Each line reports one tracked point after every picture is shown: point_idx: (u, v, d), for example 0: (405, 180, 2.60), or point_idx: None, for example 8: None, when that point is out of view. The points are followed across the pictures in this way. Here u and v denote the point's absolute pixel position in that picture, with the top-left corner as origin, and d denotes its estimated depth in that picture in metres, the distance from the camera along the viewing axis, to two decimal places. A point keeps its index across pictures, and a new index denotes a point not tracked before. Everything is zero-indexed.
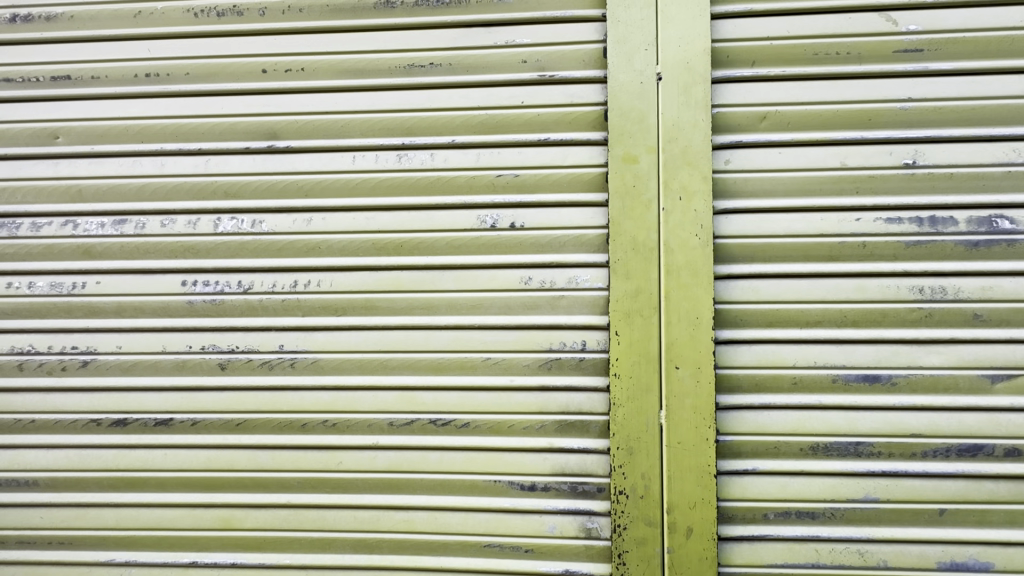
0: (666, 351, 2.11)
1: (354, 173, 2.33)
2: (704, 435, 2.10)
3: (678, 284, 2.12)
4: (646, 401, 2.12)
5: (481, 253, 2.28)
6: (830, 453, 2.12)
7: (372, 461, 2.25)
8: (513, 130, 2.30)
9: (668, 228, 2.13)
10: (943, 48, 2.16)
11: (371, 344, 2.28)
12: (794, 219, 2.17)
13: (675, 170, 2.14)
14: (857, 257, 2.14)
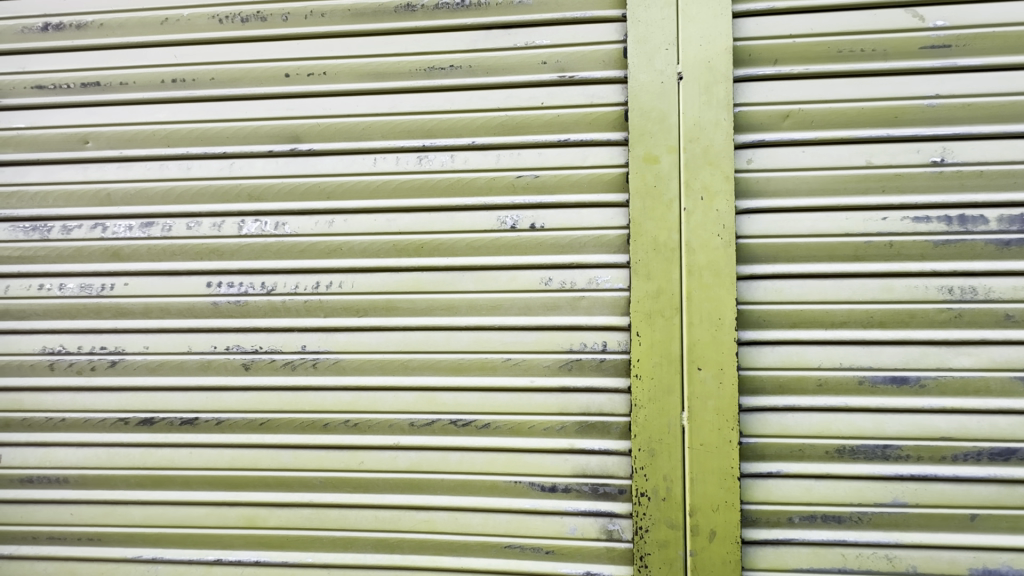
0: (643, 360, 1.33)
1: (32, 128, 1.52)
2: (732, 485, 1.30)
3: (707, 250, 1.31)
4: (666, 432, 1.32)
5: (227, 204, 1.46)
6: (829, 518, 1.30)
7: (64, 524, 1.49)
8: (263, 82, 1.47)
9: (636, 168, 1.34)
10: (971, 45, 1.32)
11: (57, 362, 1.50)
12: (786, 153, 1.35)
13: (641, 78, 1.34)
14: (826, 250, 1.33)
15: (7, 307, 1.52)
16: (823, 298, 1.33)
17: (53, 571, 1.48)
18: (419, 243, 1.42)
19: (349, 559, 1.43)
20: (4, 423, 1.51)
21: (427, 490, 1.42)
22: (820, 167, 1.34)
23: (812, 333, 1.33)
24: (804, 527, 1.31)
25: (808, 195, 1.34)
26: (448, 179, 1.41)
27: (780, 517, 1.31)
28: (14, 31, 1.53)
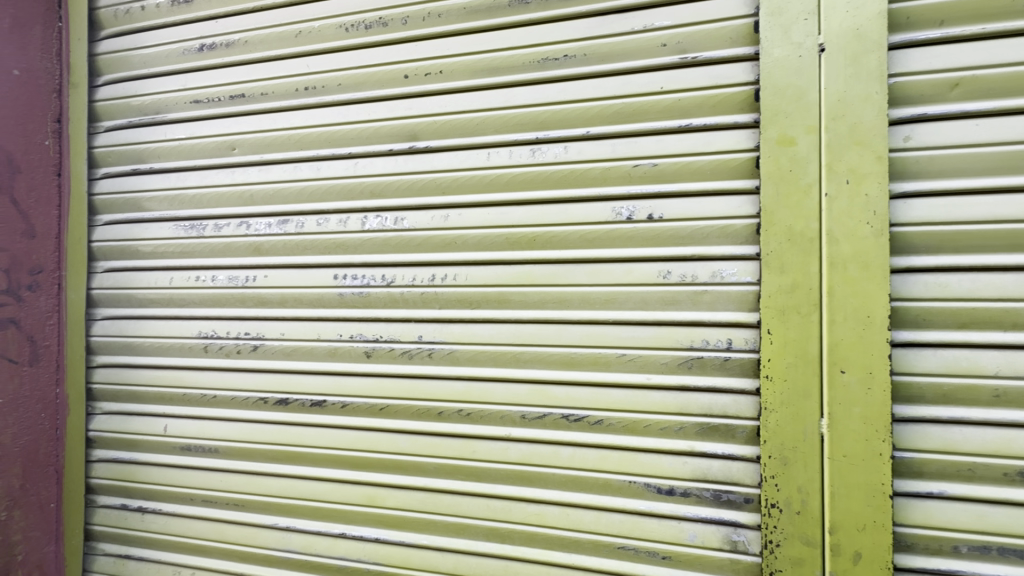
0: (779, 361, 1.23)
1: (190, 138, 1.72)
2: (882, 503, 1.16)
3: (852, 243, 1.18)
4: (799, 439, 1.21)
5: (352, 200, 1.56)
6: (1004, 551, 1.12)
7: (214, 489, 1.67)
8: (385, 84, 1.54)
9: (772, 155, 1.23)
10: None
11: (209, 345, 1.68)
12: (956, 127, 1.17)
13: (782, 54, 1.23)
14: (1005, 238, 1.14)
15: (170, 296, 1.73)
16: (1001, 295, 1.14)
17: (206, 531, 1.67)
18: (532, 236, 1.41)
19: (462, 544, 1.47)
20: (169, 397, 1.73)
21: (538, 483, 1.42)
22: (999, 142, 1.14)
23: (986, 335, 1.15)
24: (974, 559, 1.14)
25: (982, 174, 1.16)
26: (561, 171, 1.39)
27: (942, 544, 1.15)
28: (176, 53, 1.74)
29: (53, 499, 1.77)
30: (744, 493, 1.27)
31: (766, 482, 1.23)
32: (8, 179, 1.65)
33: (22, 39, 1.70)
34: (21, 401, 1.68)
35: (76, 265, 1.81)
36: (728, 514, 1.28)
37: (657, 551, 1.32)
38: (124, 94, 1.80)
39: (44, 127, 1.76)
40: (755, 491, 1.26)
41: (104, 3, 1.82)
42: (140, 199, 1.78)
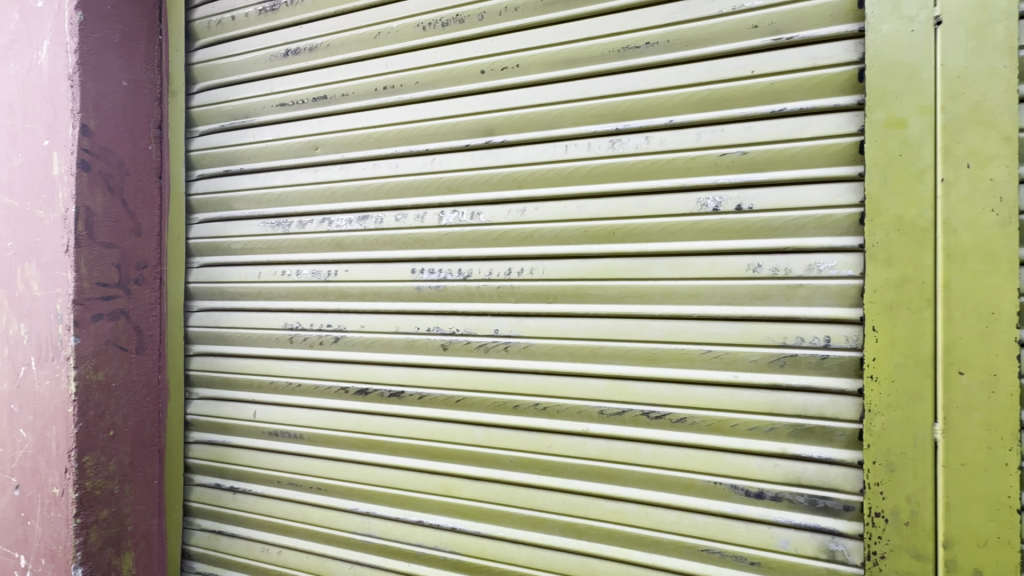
0: (886, 360, 1.14)
1: (276, 139, 1.81)
2: (1008, 519, 1.04)
3: (974, 232, 1.07)
4: (910, 444, 1.12)
5: (429, 196, 1.59)
6: None
7: (299, 473, 1.76)
8: (462, 80, 1.55)
9: (878, 139, 1.14)
10: None
11: (295, 335, 1.77)
12: None
13: (890, 30, 1.13)
14: None
15: (258, 289, 1.84)
16: None
17: (292, 512, 1.77)
18: (611, 229, 1.39)
19: (538, 538, 1.47)
20: (258, 384, 1.83)
21: (616, 480, 1.39)
22: None
23: None
24: None
25: None
26: (642, 162, 1.35)
27: None
28: (263, 59, 1.83)
29: (156, 476, 1.93)
30: (843, 499, 1.19)
31: (870, 488, 1.15)
32: (120, 182, 1.81)
33: (130, 53, 1.85)
34: (130, 384, 1.84)
35: (175, 261, 1.97)
36: (825, 521, 1.20)
37: (746, 556, 1.27)
38: (216, 100, 1.92)
39: (148, 133, 1.91)
40: (857, 499, 1.18)
41: (198, 15, 1.94)
42: (231, 199, 1.89)
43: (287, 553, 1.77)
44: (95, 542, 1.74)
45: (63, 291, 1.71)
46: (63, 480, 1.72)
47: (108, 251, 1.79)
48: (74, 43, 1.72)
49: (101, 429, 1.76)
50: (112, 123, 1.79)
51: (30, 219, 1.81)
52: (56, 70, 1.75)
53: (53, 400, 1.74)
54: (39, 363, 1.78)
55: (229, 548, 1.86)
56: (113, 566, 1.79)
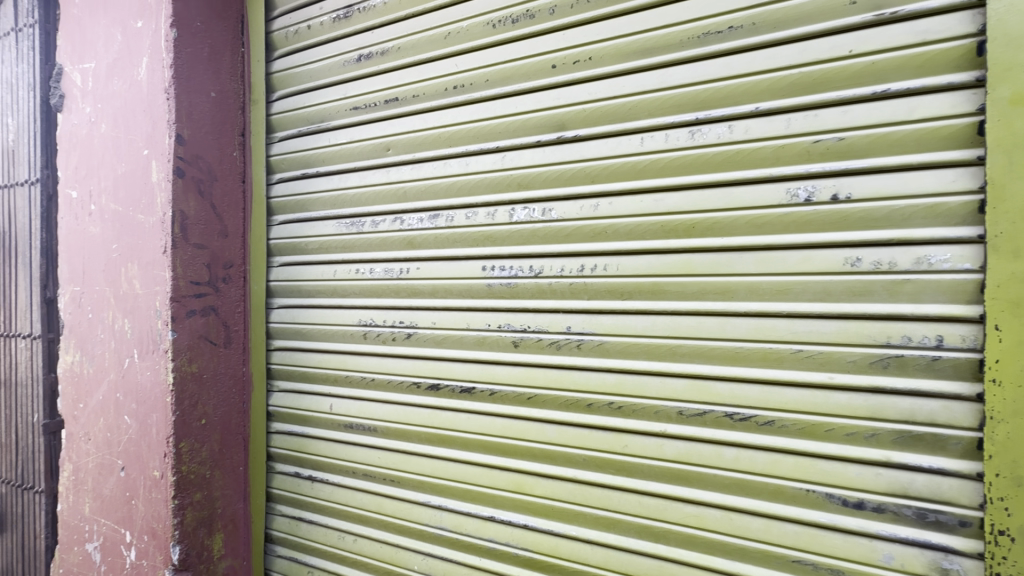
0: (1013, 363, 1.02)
1: (350, 142, 1.87)
2: None
3: None
4: None
5: (500, 193, 1.59)
6: None
7: (373, 465, 1.82)
8: (533, 76, 1.55)
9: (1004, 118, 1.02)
10: None
11: (369, 332, 1.83)
12: None
13: None
14: None
15: (334, 287, 1.91)
16: None
17: (367, 503, 1.83)
18: (690, 223, 1.34)
19: (612, 539, 1.44)
20: (334, 378, 1.91)
21: (697, 484, 1.34)
22: None
23: None
24: None
25: None
26: (725, 152, 1.29)
27: None
28: (337, 65, 1.90)
29: (241, 463, 2.05)
30: (959, 515, 1.08)
31: (992, 503, 1.04)
32: (209, 186, 1.94)
33: (217, 65, 1.97)
34: (219, 376, 1.97)
35: (257, 260, 2.08)
36: (938, 537, 1.10)
37: (843, 570, 1.18)
38: (294, 107, 2.01)
39: (233, 141, 2.02)
40: (975, 514, 1.07)
41: (277, 26, 2.04)
42: (307, 201, 1.97)
43: (362, 541, 1.84)
44: (191, 522, 1.87)
45: (162, 290, 1.85)
46: (163, 464, 1.86)
47: (200, 251, 1.91)
48: (170, 58, 1.85)
49: (195, 417, 1.89)
50: (202, 132, 1.92)
51: (132, 223, 1.96)
52: (154, 84, 1.89)
53: (154, 390, 1.89)
54: (141, 356, 1.93)
55: (308, 534, 1.95)
56: (206, 546, 1.92)
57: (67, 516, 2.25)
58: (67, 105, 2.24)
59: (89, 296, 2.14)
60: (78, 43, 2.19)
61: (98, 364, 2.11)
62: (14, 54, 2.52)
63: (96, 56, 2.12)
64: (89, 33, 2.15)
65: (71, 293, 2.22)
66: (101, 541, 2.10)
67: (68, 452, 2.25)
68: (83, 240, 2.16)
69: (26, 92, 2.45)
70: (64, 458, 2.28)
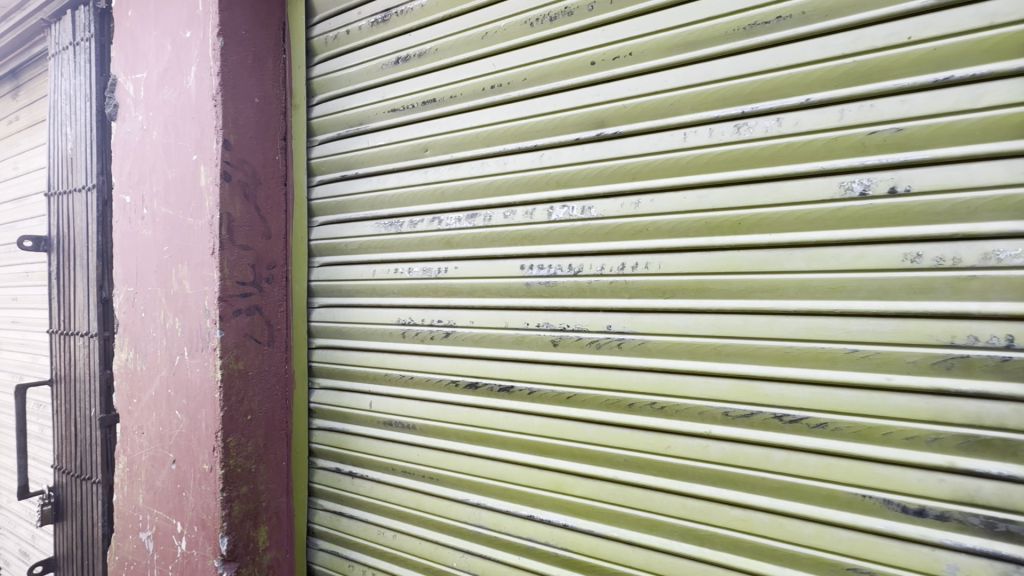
0: None
1: (388, 144, 1.90)
2: None
3: None
4: None
5: (538, 192, 1.59)
6: None
7: (412, 462, 1.84)
8: (571, 73, 1.53)
9: None
10: None
11: (408, 330, 1.85)
12: None
13: None
14: None
15: (373, 286, 1.94)
16: None
17: (406, 499, 1.86)
18: (736, 219, 1.30)
19: (655, 542, 1.42)
20: (373, 376, 1.94)
21: (744, 487, 1.30)
22: None
23: None
24: None
25: None
26: (774, 146, 1.26)
27: None
28: (376, 68, 1.93)
29: (285, 458, 2.10)
30: None
31: None
32: (254, 189, 2.00)
33: (261, 72, 2.03)
34: (264, 373, 2.03)
35: (298, 260, 2.14)
36: (1010, 548, 1.04)
37: None
38: (333, 110, 2.05)
39: (275, 145, 2.08)
40: None
41: (317, 32, 2.09)
42: (347, 202, 2.01)
43: (402, 537, 1.87)
44: (238, 515, 1.93)
45: (211, 290, 1.91)
46: (212, 458, 1.93)
47: (245, 252, 1.98)
48: (217, 66, 1.91)
49: (241, 413, 1.95)
50: (247, 137, 1.98)
51: (182, 225, 2.04)
52: (202, 91, 1.96)
53: (203, 386, 1.96)
54: (191, 353, 2.01)
55: (349, 528, 2.00)
56: (252, 538, 1.98)
57: (122, 506, 2.36)
58: (121, 114, 2.34)
59: (142, 296, 2.24)
60: (131, 54, 2.30)
61: (150, 361, 2.20)
62: (72, 67, 2.66)
63: (147, 67, 2.21)
64: (140, 45, 2.24)
65: (125, 293, 2.32)
66: (154, 530, 2.19)
67: (123, 445, 2.36)
68: (136, 242, 2.26)
69: (84, 103, 2.58)
70: (119, 450, 2.40)
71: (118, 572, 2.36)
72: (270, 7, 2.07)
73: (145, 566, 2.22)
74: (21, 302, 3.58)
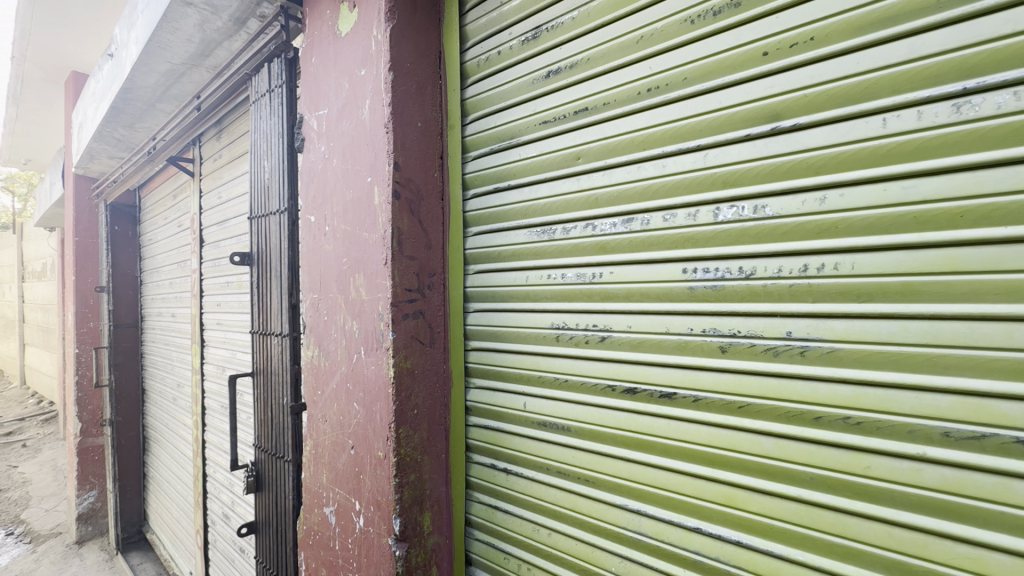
0: None
1: (540, 155, 1.98)
2: None
3: None
4: None
5: (703, 193, 1.53)
6: None
7: (567, 463, 1.89)
8: (739, 67, 1.46)
9: None
10: None
11: (562, 334, 1.91)
12: None
13: None
14: None
15: (526, 292, 2.03)
16: None
17: (561, 498, 1.91)
18: (957, 212, 1.14)
19: (851, 571, 1.28)
20: (527, 377, 2.03)
21: (973, 521, 1.12)
22: None
23: None
24: None
25: None
26: (1008, 125, 1.08)
27: None
28: (526, 84, 2.03)
29: (443, 450, 2.28)
30: None
31: None
32: (418, 205, 2.20)
33: (422, 99, 2.24)
34: (427, 372, 2.22)
35: (455, 268, 2.31)
36: None
37: None
38: (486, 127, 2.20)
39: (434, 163, 2.29)
40: None
41: (470, 56, 2.27)
42: (500, 213, 2.13)
43: (557, 535, 1.93)
44: (408, 499, 2.11)
45: (384, 296, 2.12)
46: (386, 446, 2.12)
47: (412, 262, 2.16)
48: (388, 97, 2.12)
49: (410, 407, 2.14)
50: (412, 158, 2.18)
51: (359, 240, 2.31)
52: (376, 121, 2.19)
53: (378, 382, 2.18)
54: (367, 352, 2.25)
55: (504, 522, 2.11)
56: (419, 522, 2.15)
57: (310, 483, 2.73)
58: (307, 146, 2.74)
59: (325, 302, 2.58)
60: (314, 93, 2.68)
61: (332, 358, 2.53)
62: (268, 110, 3.18)
63: (328, 104, 2.56)
64: (322, 85, 2.61)
65: (311, 299, 2.70)
66: (335, 507, 2.50)
67: (310, 430, 2.74)
68: (320, 255, 2.62)
69: (277, 139, 3.06)
70: (306, 435, 2.78)
71: (306, 540, 2.73)
72: (429, 39, 2.28)
73: (329, 537, 2.54)
74: (225, 307, 4.34)
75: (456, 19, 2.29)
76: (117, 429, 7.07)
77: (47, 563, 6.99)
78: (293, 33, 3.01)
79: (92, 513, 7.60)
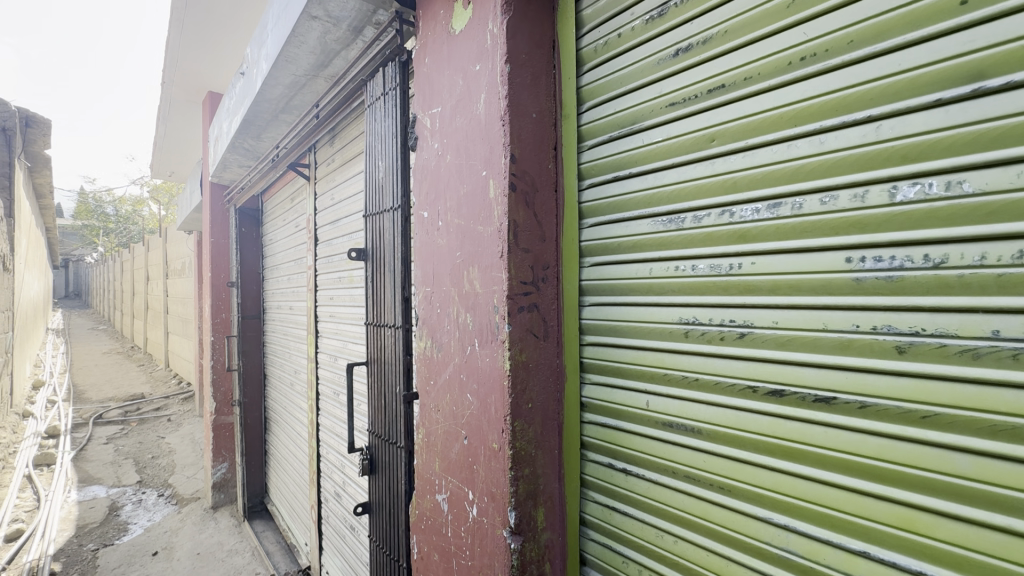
0: None
1: (667, 139, 1.87)
2: None
3: None
4: None
5: (873, 170, 1.34)
6: None
7: (697, 468, 1.77)
8: (924, 22, 1.26)
9: None
10: None
11: (692, 330, 1.78)
12: None
13: None
14: None
15: (650, 285, 1.93)
16: None
17: (690, 506, 1.80)
18: None
19: None
20: (650, 375, 1.93)
21: None
22: None
23: None
24: None
25: None
26: None
27: None
28: (651, 65, 1.93)
29: (556, 446, 2.25)
30: None
31: None
32: (533, 197, 2.17)
33: (537, 90, 2.21)
34: (541, 365, 2.19)
35: (570, 262, 2.26)
36: None
37: None
38: (604, 114, 2.12)
39: (548, 155, 2.25)
40: None
41: (587, 42, 2.20)
42: (620, 202, 2.05)
43: (684, 544, 1.82)
44: (523, 493, 2.10)
45: (501, 288, 2.12)
46: (501, 439, 2.12)
47: (527, 255, 2.14)
48: (504, 90, 2.11)
49: (525, 401, 2.12)
50: (528, 150, 2.15)
51: (474, 233, 2.34)
52: (492, 114, 2.19)
53: (492, 374, 2.19)
54: (482, 344, 2.27)
55: (624, 525, 2.03)
56: (533, 517, 2.14)
57: (422, 470, 2.83)
58: (420, 145, 2.83)
59: (438, 295, 2.65)
60: (428, 92, 2.76)
61: (445, 349, 2.59)
62: (382, 113, 3.35)
63: (442, 101, 2.62)
64: (436, 84, 2.67)
65: (423, 293, 2.80)
66: (448, 494, 2.57)
67: (422, 419, 2.84)
68: (433, 250, 2.69)
69: (391, 140, 3.21)
70: (419, 423, 2.89)
71: (418, 524, 2.84)
72: (544, 29, 2.25)
73: (441, 523, 2.62)
74: (338, 301, 4.66)
75: (572, 5, 2.24)
76: (244, 410, 7.93)
77: (189, 523, 8.01)
78: (406, 36, 3.12)
79: (224, 482, 8.58)
